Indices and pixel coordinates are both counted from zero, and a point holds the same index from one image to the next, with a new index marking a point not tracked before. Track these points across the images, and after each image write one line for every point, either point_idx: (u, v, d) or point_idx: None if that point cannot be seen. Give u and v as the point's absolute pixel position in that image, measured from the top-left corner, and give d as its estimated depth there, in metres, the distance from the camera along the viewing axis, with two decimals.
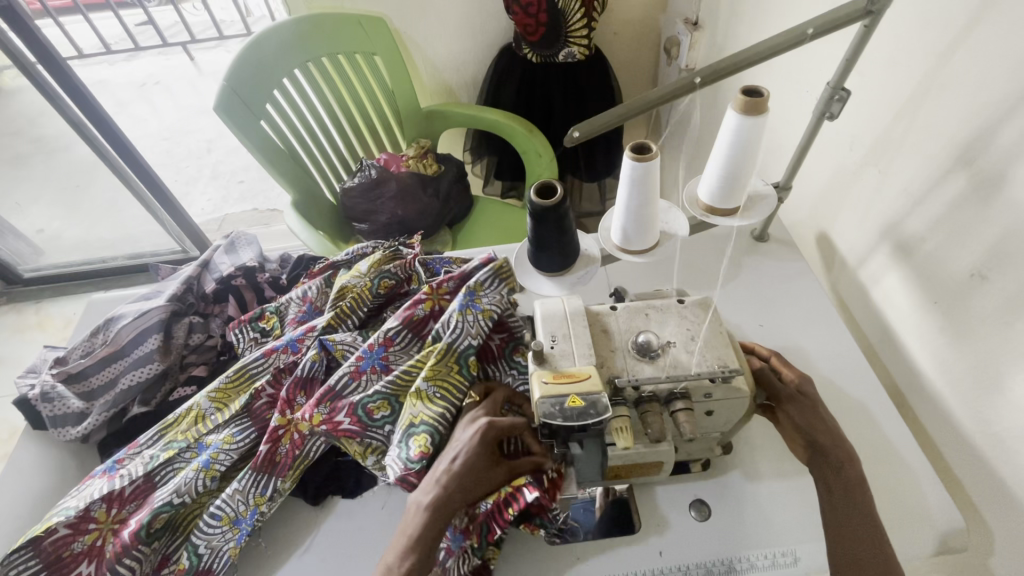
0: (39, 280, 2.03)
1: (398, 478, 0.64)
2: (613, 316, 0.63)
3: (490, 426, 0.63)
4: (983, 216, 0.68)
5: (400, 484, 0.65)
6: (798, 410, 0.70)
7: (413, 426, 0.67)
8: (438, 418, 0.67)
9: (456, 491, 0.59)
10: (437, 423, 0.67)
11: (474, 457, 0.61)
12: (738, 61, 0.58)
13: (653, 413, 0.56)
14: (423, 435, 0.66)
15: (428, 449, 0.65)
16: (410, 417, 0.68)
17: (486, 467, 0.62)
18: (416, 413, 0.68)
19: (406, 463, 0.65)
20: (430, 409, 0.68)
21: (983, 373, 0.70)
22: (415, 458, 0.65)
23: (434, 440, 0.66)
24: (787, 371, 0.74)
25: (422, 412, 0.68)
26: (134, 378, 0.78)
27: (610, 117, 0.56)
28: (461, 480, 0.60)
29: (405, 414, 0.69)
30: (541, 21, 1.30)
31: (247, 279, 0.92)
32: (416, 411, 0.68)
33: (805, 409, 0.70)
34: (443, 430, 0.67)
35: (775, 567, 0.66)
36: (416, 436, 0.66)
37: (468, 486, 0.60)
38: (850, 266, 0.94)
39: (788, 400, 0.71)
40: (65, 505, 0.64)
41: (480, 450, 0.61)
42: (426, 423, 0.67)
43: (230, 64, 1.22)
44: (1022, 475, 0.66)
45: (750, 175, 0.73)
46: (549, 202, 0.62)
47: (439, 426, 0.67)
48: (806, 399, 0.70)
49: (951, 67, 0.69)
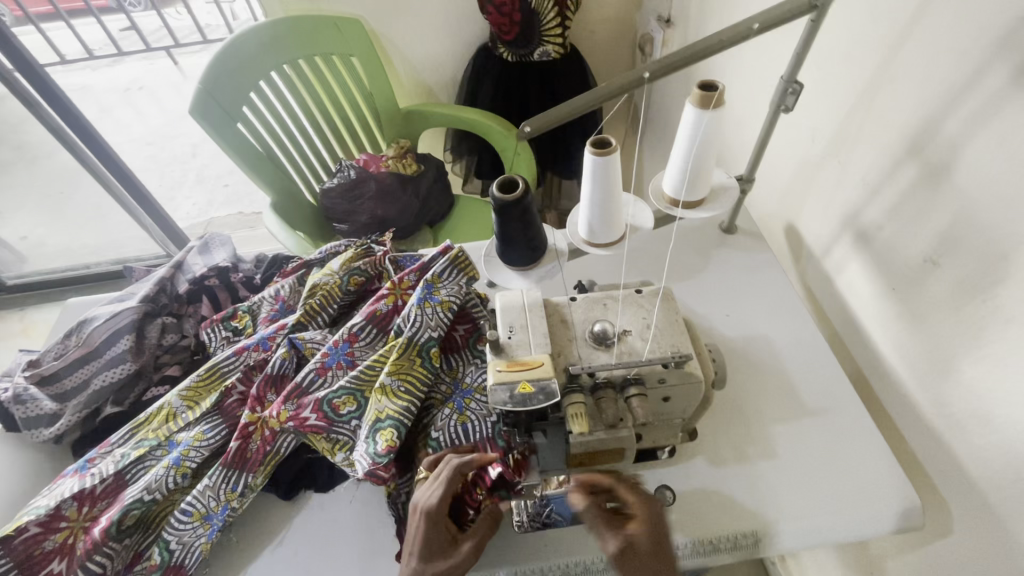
0: (22, 287, 2.02)
1: (366, 472, 0.65)
2: (572, 306, 0.65)
3: (429, 506, 0.58)
4: (933, 203, 0.70)
5: (370, 478, 0.66)
6: (654, 552, 0.57)
7: (380, 422, 0.68)
8: (403, 412, 0.69)
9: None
10: (402, 417, 0.68)
11: (425, 543, 0.57)
12: (688, 56, 0.60)
13: (607, 399, 0.57)
14: (389, 430, 0.67)
15: (394, 443, 0.66)
16: (376, 412, 0.69)
17: (447, 552, 0.58)
18: (381, 409, 0.69)
19: (373, 458, 0.65)
20: (394, 404, 0.69)
21: (938, 357, 0.72)
22: (382, 453, 0.65)
23: (400, 434, 0.67)
24: (631, 497, 0.62)
25: (388, 407, 0.69)
26: (107, 378, 0.78)
27: (561, 111, 0.58)
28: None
29: (370, 410, 0.70)
30: (515, 20, 1.31)
31: (221, 278, 0.93)
32: (381, 406, 0.69)
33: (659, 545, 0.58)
34: (408, 423, 0.68)
35: (735, 548, 0.68)
36: (383, 430, 0.67)
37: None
38: (816, 256, 0.95)
39: (641, 537, 0.58)
40: (37, 505, 0.65)
41: (430, 536, 0.58)
42: (392, 417, 0.68)
43: (206, 67, 1.22)
44: (975, 454, 0.68)
45: (710, 169, 0.75)
46: (510, 197, 0.64)
47: (404, 420, 0.68)
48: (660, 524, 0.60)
49: (899, 60, 0.71)
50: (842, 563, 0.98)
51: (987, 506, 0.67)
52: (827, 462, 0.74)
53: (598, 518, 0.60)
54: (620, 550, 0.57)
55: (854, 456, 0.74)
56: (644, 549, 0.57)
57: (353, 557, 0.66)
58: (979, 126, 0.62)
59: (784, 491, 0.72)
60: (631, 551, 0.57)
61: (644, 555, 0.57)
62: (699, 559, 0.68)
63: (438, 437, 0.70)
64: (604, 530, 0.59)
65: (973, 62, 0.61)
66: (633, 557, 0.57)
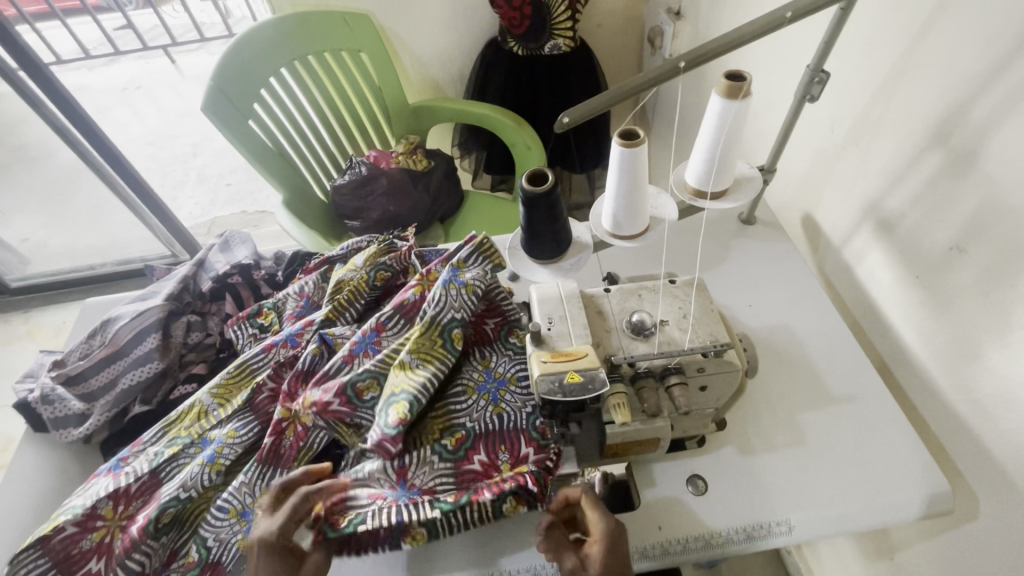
0: (25, 289, 2.00)
1: (374, 443, 0.65)
2: (607, 298, 0.65)
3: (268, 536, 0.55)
4: (958, 191, 0.71)
5: (377, 449, 0.65)
6: None
7: (394, 395, 0.68)
8: (419, 388, 0.67)
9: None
10: (418, 393, 0.67)
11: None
12: (720, 48, 0.60)
13: (648, 388, 0.59)
14: (401, 403, 0.66)
15: (405, 416, 0.65)
16: (392, 387, 0.69)
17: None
18: (398, 384, 0.69)
19: (383, 429, 0.65)
20: (412, 379, 0.69)
21: (964, 343, 0.72)
22: (392, 424, 0.65)
23: (412, 409, 0.65)
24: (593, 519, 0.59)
25: (404, 382, 0.69)
26: (134, 377, 0.78)
27: (598, 101, 0.58)
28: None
29: (388, 385, 0.69)
30: (526, 13, 1.32)
31: (243, 276, 0.93)
32: (398, 381, 0.69)
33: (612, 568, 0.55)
34: (422, 399, 0.67)
35: (769, 535, 0.69)
36: (396, 404, 0.66)
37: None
38: (835, 245, 0.96)
39: (593, 560, 0.56)
40: (71, 504, 0.65)
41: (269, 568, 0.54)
42: (407, 392, 0.67)
43: (216, 64, 1.22)
44: (1002, 438, 0.69)
45: (733, 160, 0.76)
46: (542, 188, 0.64)
47: (418, 395, 0.67)
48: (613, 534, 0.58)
49: (923, 49, 0.71)
50: (861, 549, 0.99)
51: (1014, 489, 0.68)
52: (855, 448, 0.74)
53: (556, 539, 0.60)
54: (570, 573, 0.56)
55: (881, 441, 0.75)
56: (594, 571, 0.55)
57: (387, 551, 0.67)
58: (1007, 114, 0.62)
59: (814, 478, 0.72)
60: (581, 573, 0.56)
61: None
62: (734, 548, 0.69)
63: (472, 424, 0.70)
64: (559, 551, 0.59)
65: (1000, 50, 0.62)
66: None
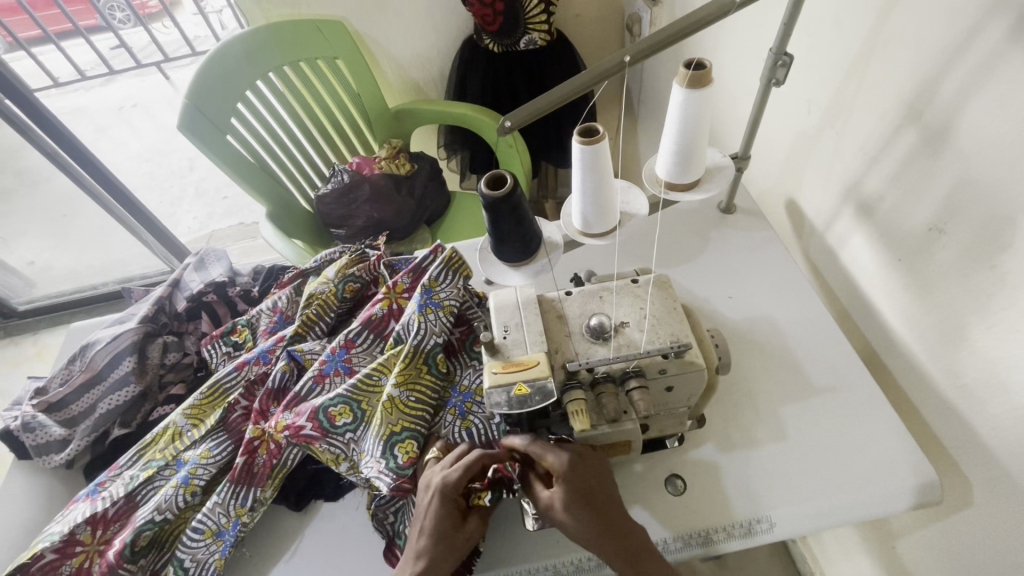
0: (33, 312, 2.04)
1: (392, 489, 0.64)
2: (569, 301, 0.65)
3: (444, 488, 0.58)
4: (934, 170, 0.68)
5: (395, 493, 0.65)
6: (577, 514, 0.57)
7: (395, 435, 0.67)
8: (417, 422, 0.70)
9: (426, 566, 0.56)
10: (418, 428, 0.69)
11: (435, 521, 0.58)
12: (666, 35, 0.58)
13: (607, 393, 0.58)
14: (408, 441, 0.67)
15: (415, 456, 0.67)
16: (388, 426, 0.68)
17: (456, 532, 0.58)
18: (394, 422, 0.68)
19: (396, 473, 0.65)
20: (409, 415, 0.70)
21: (949, 327, 0.70)
22: (405, 466, 0.66)
23: (419, 446, 0.68)
24: (546, 460, 0.59)
25: (402, 420, 0.69)
26: (112, 402, 0.80)
27: (547, 101, 0.58)
28: (428, 554, 0.57)
29: (382, 424, 0.68)
30: (499, 10, 1.29)
31: (219, 294, 0.95)
32: (394, 420, 0.68)
33: (581, 505, 0.57)
34: (423, 433, 0.69)
35: (753, 533, 0.67)
36: (401, 443, 0.67)
37: (434, 554, 0.57)
38: (819, 230, 0.93)
39: (557, 497, 0.57)
40: (50, 531, 0.66)
41: (442, 512, 0.58)
42: (409, 429, 0.69)
43: (190, 83, 1.21)
44: (991, 424, 0.66)
45: (704, 148, 0.72)
46: (501, 192, 0.61)
47: (419, 429, 0.69)
48: (585, 476, 0.59)
49: (891, 24, 0.68)
50: (864, 540, 0.98)
51: (1007, 476, 0.65)
52: (840, 440, 0.72)
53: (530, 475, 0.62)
54: (545, 505, 0.59)
55: (867, 432, 0.73)
56: (558, 509, 0.57)
57: (363, 567, 0.66)
58: (979, 85, 0.59)
59: (797, 472, 0.71)
60: (552, 511, 0.58)
61: (565, 517, 0.57)
62: (716, 547, 0.67)
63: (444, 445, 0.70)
64: (535, 488, 0.60)
65: (969, 19, 0.59)
66: (554, 516, 0.58)
